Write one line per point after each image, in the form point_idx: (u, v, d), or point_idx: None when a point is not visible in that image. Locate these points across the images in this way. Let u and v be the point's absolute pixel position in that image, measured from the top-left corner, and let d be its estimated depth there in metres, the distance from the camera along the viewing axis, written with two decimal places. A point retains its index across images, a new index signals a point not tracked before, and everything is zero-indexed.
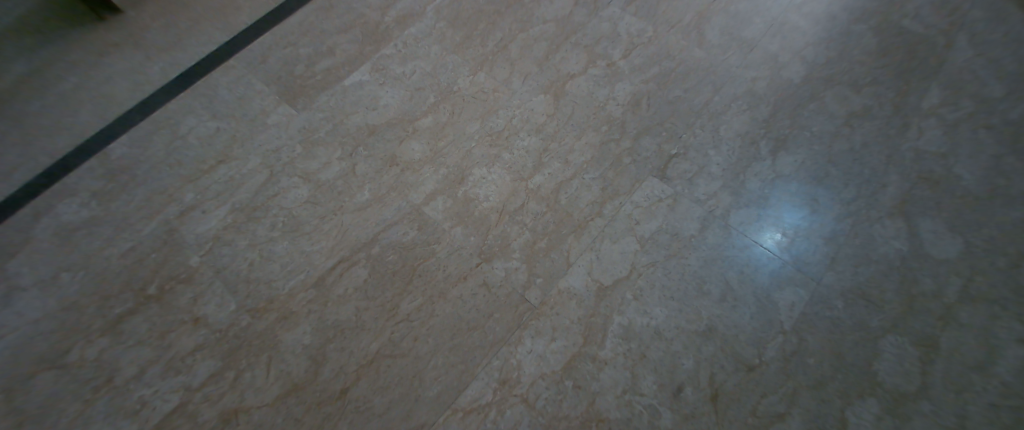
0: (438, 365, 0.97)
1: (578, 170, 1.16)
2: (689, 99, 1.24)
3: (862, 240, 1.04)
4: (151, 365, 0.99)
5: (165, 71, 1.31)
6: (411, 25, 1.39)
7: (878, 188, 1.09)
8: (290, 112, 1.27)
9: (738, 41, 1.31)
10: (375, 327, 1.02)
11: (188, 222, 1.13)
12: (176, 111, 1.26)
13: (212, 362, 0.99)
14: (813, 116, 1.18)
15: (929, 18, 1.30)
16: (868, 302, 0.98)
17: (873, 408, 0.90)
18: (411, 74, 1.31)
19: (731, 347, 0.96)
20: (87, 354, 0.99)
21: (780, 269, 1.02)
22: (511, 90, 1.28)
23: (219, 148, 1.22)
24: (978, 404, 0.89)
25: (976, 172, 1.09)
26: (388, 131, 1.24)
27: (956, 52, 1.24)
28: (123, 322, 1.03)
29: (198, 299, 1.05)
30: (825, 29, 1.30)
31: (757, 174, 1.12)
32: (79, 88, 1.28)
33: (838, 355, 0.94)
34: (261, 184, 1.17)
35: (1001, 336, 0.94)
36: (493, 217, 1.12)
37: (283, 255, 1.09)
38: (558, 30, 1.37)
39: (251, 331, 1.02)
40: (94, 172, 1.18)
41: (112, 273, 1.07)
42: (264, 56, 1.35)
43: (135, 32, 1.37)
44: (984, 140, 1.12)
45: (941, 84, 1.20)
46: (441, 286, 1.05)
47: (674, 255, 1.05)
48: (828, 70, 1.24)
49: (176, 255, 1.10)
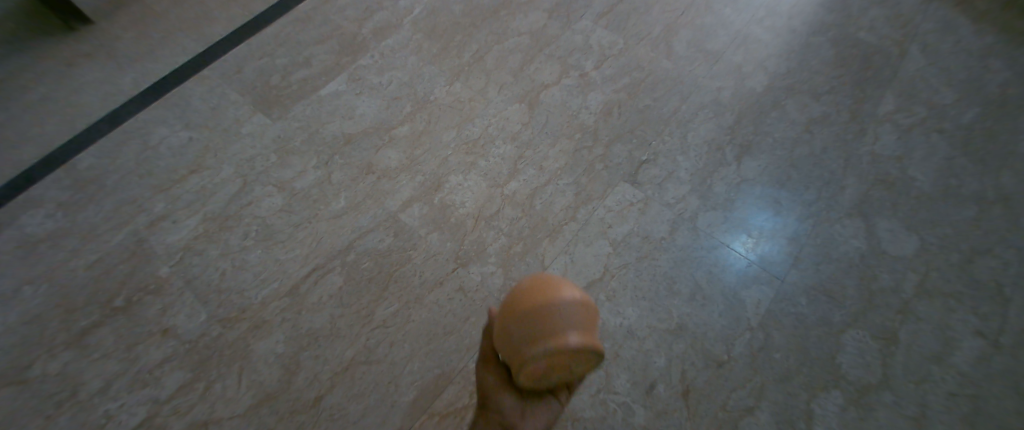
0: (414, 370, 0.97)
1: (552, 176, 1.19)
2: (658, 108, 1.28)
3: (823, 240, 1.09)
4: (118, 378, 0.96)
5: (138, 81, 1.30)
6: (388, 37, 1.41)
7: (837, 190, 1.14)
8: (265, 122, 1.26)
9: (704, 53, 1.36)
10: (350, 334, 1.01)
11: (159, 232, 1.11)
12: (148, 121, 1.25)
13: (182, 373, 0.97)
14: (775, 122, 1.24)
15: (883, 30, 1.38)
16: (830, 298, 1.02)
17: (838, 400, 0.93)
18: (388, 84, 1.33)
19: (702, 345, 0.99)
20: (49, 368, 0.96)
21: (746, 268, 1.06)
22: (487, 99, 1.31)
23: (191, 157, 1.21)
24: (937, 394, 0.93)
25: (929, 174, 1.15)
26: (365, 140, 1.24)
27: (908, 62, 1.32)
28: (88, 334, 1.00)
29: (168, 309, 1.03)
30: (785, 41, 1.37)
31: (722, 178, 1.17)
32: (47, 98, 1.26)
33: (803, 350, 0.97)
34: (234, 193, 1.17)
35: (956, 328, 0.99)
36: (469, 222, 1.13)
37: (257, 264, 1.08)
38: (533, 42, 1.40)
39: (223, 340, 1.00)
40: (60, 183, 1.15)
41: (77, 285, 1.04)
42: (239, 66, 1.35)
43: (106, 41, 1.35)
44: (936, 143, 1.19)
45: (895, 92, 1.27)
46: (417, 291, 1.06)
47: (645, 257, 1.08)
48: (788, 80, 1.30)
49: (146, 265, 1.08)
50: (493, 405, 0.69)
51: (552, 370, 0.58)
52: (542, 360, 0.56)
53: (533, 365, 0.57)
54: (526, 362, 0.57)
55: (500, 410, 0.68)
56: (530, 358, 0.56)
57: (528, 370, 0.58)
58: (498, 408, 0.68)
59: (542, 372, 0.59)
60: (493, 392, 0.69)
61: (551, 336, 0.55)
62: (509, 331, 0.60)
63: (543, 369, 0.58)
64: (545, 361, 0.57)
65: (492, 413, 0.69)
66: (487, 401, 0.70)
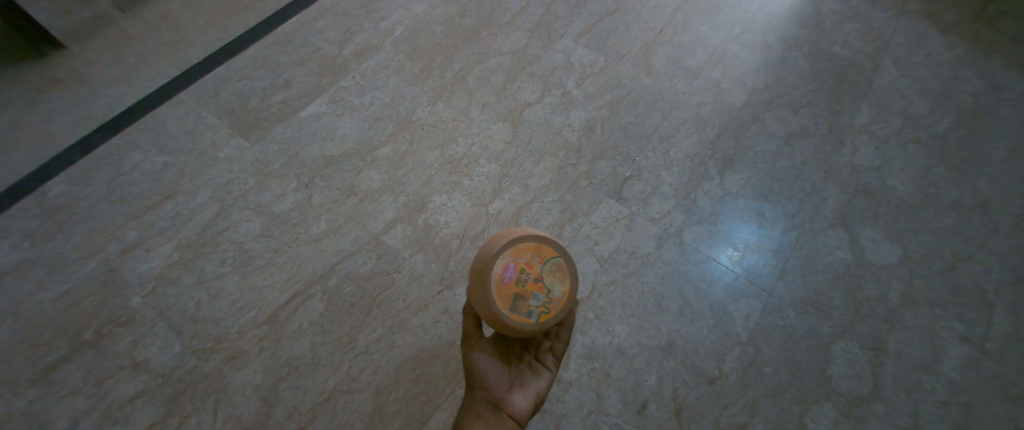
0: (399, 398, 0.96)
1: (537, 194, 1.18)
2: (640, 124, 1.29)
3: (808, 251, 1.09)
4: (86, 417, 0.92)
5: (112, 106, 1.27)
6: (369, 58, 1.40)
7: (819, 201, 1.15)
8: (244, 145, 1.24)
9: (684, 70, 1.38)
10: (332, 362, 0.99)
11: (131, 261, 1.07)
12: (122, 146, 1.21)
13: (155, 409, 0.93)
14: (755, 136, 1.25)
15: (855, 44, 1.42)
16: (818, 310, 1.02)
17: (830, 413, 0.93)
18: (369, 105, 1.32)
19: (692, 361, 0.98)
20: (13, 408, 0.91)
21: (733, 281, 1.06)
22: (470, 119, 1.30)
23: (166, 182, 1.17)
24: (927, 402, 0.94)
25: (908, 183, 1.17)
26: (347, 161, 1.22)
27: (882, 75, 1.35)
28: (54, 371, 0.94)
29: (140, 342, 0.99)
30: (762, 57, 1.40)
31: (706, 192, 1.17)
32: (15, 124, 1.22)
33: (793, 363, 0.97)
34: (210, 218, 1.13)
35: (944, 336, 0.99)
36: (454, 243, 1.12)
37: (234, 292, 1.05)
38: (514, 61, 1.41)
39: (198, 373, 0.96)
40: (28, 212, 1.11)
41: (44, 319, 0.99)
42: (217, 89, 1.32)
43: (78, 66, 1.32)
44: (913, 153, 1.21)
45: (870, 103, 1.30)
46: (402, 315, 1.04)
47: (633, 273, 1.07)
48: (766, 94, 1.33)
49: (117, 296, 1.03)
50: (480, 381, 0.76)
51: (520, 275, 0.76)
52: (507, 260, 0.77)
53: (501, 267, 0.76)
54: (494, 263, 0.76)
55: (487, 384, 0.75)
56: (498, 252, 0.76)
57: (498, 278, 0.76)
58: (485, 381, 0.76)
59: (512, 279, 0.76)
60: (478, 366, 0.77)
61: (509, 237, 0.78)
62: (476, 263, 0.80)
63: (512, 274, 0.76)
64: (510, 261, 0.77)
65: (480, 389, 0.75)
66: (475, 378, 0.76)
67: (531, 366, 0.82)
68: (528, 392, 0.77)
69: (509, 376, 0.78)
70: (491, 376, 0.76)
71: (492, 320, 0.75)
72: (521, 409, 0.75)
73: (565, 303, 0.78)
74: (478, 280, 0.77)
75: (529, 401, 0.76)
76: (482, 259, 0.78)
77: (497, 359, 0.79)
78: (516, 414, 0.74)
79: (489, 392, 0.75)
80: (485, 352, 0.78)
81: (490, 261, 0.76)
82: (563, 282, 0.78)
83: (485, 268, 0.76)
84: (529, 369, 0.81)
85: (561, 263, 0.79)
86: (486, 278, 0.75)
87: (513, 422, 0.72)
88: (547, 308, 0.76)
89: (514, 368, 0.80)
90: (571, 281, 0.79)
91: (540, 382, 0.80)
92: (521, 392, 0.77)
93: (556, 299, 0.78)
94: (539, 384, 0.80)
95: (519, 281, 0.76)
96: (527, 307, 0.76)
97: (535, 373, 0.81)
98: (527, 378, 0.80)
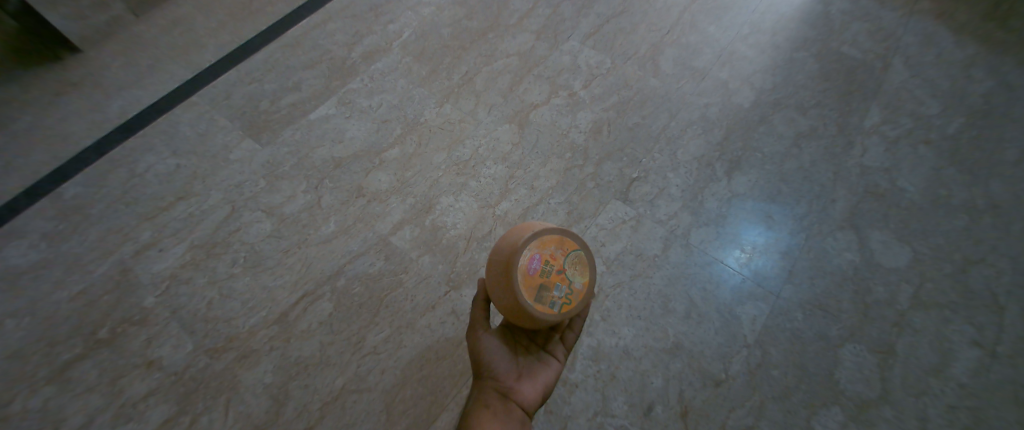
0: (407, 398, 0.97)
1: (543, 196, 1.18)
2: (646, 126, 1.29)
3: (816, 253, 1.09)
4: (102, 414, 0.94)
5: (126, 109, 1.29)
6: (378, 61, 1.41)
7: (828, 203, 1.15)
8: (254, 147, 1.26)
9: (691, 71, 1.38)
10: (341, 361, 1.00)
11: (145, 261, 1.09)
12: (136, 148, 1.24)
13: (168, 406, 0.95)
14: (763, 137, 1.25)
15: (865, 44, 1.41)
16: (825, 312, 1.02)
17: (838, 417, 0.93)
18: (377, 107, 1.33)
19: (698, 363, 0.98)
20: (31, 405, 0.93)
21: (740, 283, 1.06)
22: (477, 120, 1.31)
23: (179, 183, 1.19)
24: (937, 407, 0.93)
25: (919, 185, 1.16)
26: (355, 163, 1.24)
27: (892, 75, 1.34)
28: (70, 368, 0.96)
29: (153, 340, 1.01)
30: (770, 57, 1.39)
31: (713, 194, 1.17)
32: (33, 127, 1.24)
33: (800, 366, 0.97)
34: (222, 219, 1.15)
35: (954, 340, 0.98)
36: (461, 244, 1.13)
37: (244, 292, 1.06)
38: (521, 63, 1.41)
39: (210, 372, 0.98)
40: (44, 213, 1.13)
41: (60, 317, 1.01)
42: (228, 91, 1.34)
43: (94, 69, 1.34)
44: (923, 154, 1.20)
45: (881, 104, 1.29)
46: (409, 316, 1.05)
47: (639, 275, 1.07)
48: (774, 95, 1.32)
49: (131, 296, 1.05)
50: (489, 370, 0.76)
51: (545, 266, 0.77)
52: (533, 251, 0.77)
53: (528, 258, 0.76)
54: (521, 254, 0.76)
55: (496, 373, 0.76)
56: (526, 242, 0.76)
57: (524, 268, 0.75)
58: (493, 370, 0.76)
59: (538, 270, 0.76)
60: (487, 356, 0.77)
61: (533, 229, 0.78)
62: (498, 253, 0.80)
63: (537, 265, 0.76)
64: (536, 252, 0.77)
65: (490, 378, 0.76)
66: (483, 368, 0.77)
67: (540, 357, 0.82)
68: (537, 382, 0.78)
69: (518, 366, 0.78)
70: (500, 365, 0.77)
71: (514, 309, 0.75)
72: (529, 399, 0.75)
73: (585, 295, 0.79)
74: (503, 271, 0.76)
75: (537, 391, 0.77)
76: (507, 250, 0.77)
77: (505, 350, 0.79)
78: (524, 403, 0.75)
79: (500, 382, 0.75)
80: (495, 342, 0.79)
81: (517, 252, 0.76)
82: (584, 274, 0.80)
83: (512, 259, 0.75)
84: (538, 360, 0.81)
85: (583, 256, 0.80)
86: (514, 268, 0.75)
87: (521, 412, 0.74)
88: (568, 300, 0.78)
89: (523, 358, 0.80)
90: (591, 274, 0.80)
91: (549, 373, 0.80)
92: (529, 382, 0.77)
93: (577, 291, 0.79)
94: (548, 375, 0.80)
95: (544, 272, 0.77)
96: (550, 298, 0.76)
97: (544, 363, 0.81)
98: (536, 368, 0.80)
